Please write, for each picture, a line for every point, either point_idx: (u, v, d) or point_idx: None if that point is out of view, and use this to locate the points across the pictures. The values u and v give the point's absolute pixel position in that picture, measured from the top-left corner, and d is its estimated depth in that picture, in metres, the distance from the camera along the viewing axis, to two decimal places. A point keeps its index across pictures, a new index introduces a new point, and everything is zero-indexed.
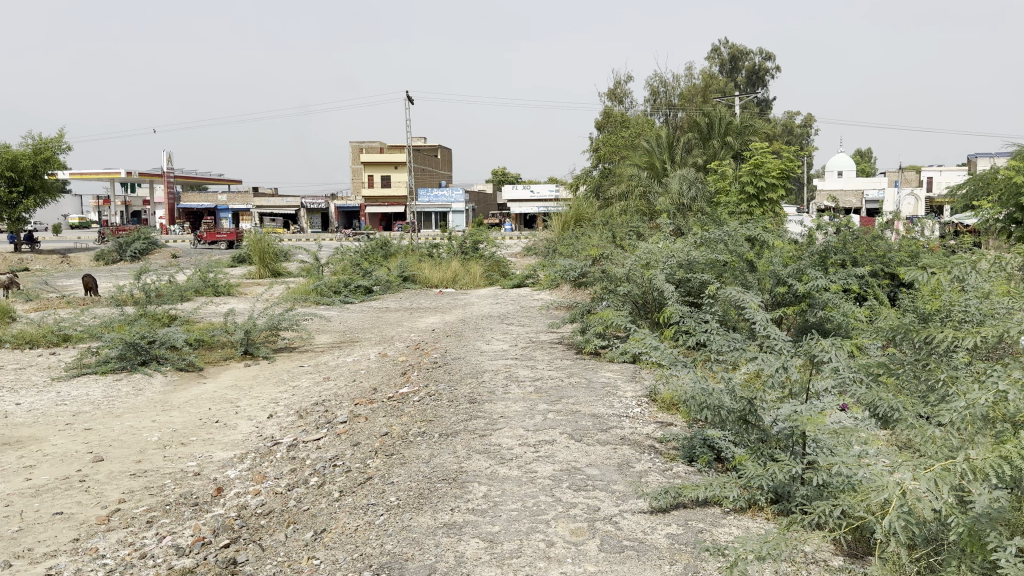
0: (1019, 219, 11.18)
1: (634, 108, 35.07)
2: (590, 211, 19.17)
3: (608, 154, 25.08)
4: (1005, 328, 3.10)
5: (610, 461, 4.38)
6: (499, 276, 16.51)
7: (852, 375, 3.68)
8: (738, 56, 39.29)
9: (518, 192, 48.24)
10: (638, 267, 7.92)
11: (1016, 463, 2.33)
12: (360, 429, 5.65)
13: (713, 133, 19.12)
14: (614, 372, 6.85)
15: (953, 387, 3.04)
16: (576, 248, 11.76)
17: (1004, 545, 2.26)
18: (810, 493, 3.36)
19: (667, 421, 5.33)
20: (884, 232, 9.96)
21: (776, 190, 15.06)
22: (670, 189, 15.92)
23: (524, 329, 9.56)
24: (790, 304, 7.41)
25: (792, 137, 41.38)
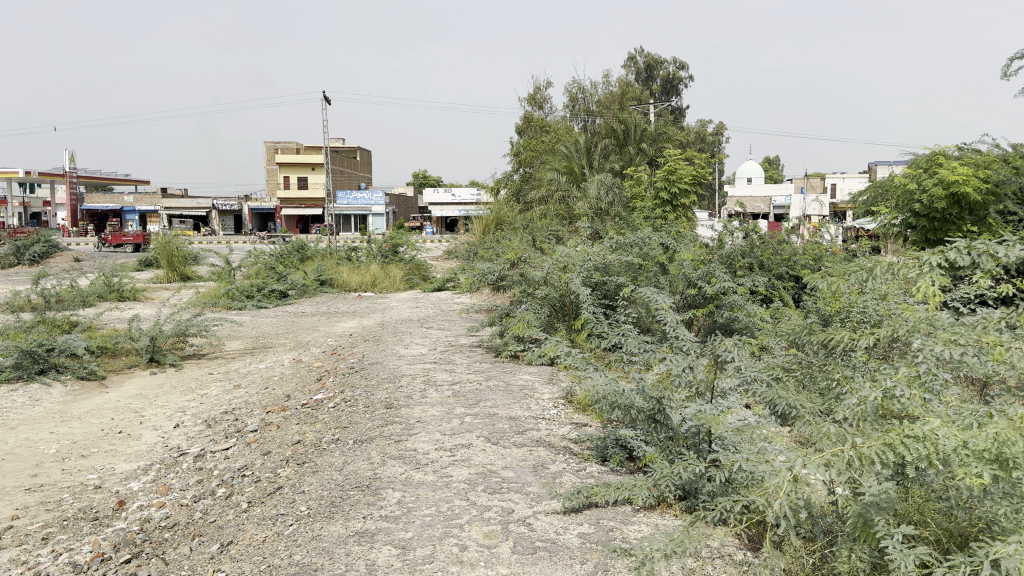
0: (913, 224, 11.76)
1: (553, 113, 35.39)
2: (510, 215, 19.25)
3: (527, 158, 25.26)
4: (896, 330, 3.26)
5: (525, 463, 4.41)
6: (418, 279, 16.45)
7: (753, 374, 3.82)
8: (653, 65, 40.19)
9: (438, 195, 48.03)
10: (556, 270, 7.95)
11: (899, 451, 2.43)
12: (271, 437, 5.52)
13: (629, 139, 19.49)
14: (532, 375, 6.90)
15: (847, 385, 3.19)
16: (496, 251, 11.78)
17: (891, 533, 2.37)
18: (714, 489, 3.46)
19: (583, 421, 5.41)
20: (790, 236, 10.30)
21: (689, 196, 15.46)
22: (589, 194, 16.17)
23: (443, 332, 9.53)
24: (700, 306, 7.64)
25: (705, 145, 42.50)
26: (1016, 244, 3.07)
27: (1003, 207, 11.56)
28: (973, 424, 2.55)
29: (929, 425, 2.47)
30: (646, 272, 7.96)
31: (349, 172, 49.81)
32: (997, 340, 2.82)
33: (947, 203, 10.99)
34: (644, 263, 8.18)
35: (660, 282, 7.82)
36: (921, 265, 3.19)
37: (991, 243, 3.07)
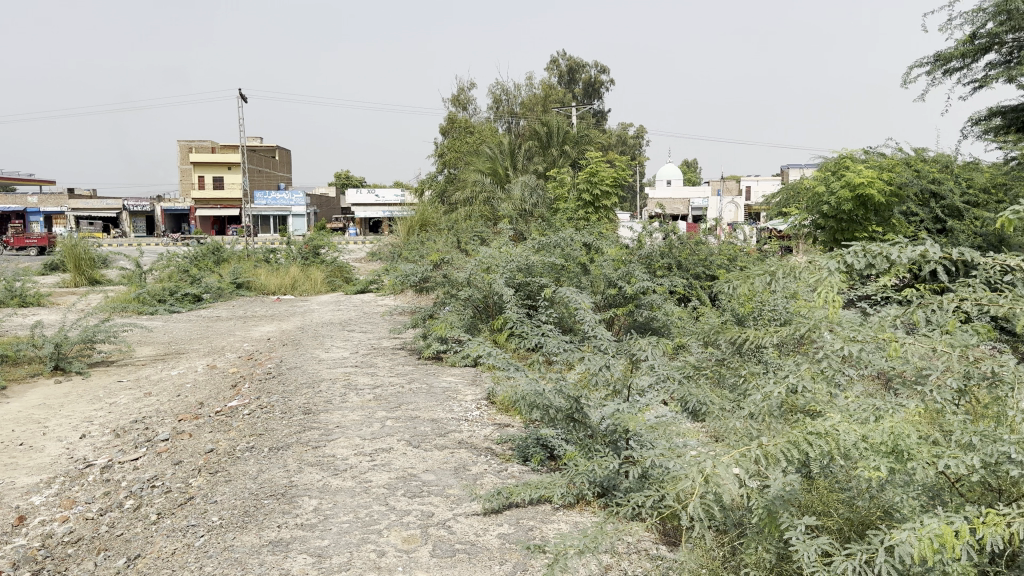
0: (822, 225, 12.23)
1: (477, 114, 35.39)
2: (434, 216, 19.18)
3: (452, 159, 25.21)
4: (802, 328, 3.38)
5: (446, 465, 4.39)
6: (340, 282, 16.22)
7: (667, 372, 3.89)
8: (575, 68, 40.60)
9: (361, 196, 47.46)
10: (478, 271, 7.93)
11: (802, 447, 2.47)
12: (183, 446, 5.35)
13: (552, 141, 19.65)
14: (455, 376, 6.88)
15: (754, 382, 3.29)
16: (420, 253, 11.70)
17: (796, 526, 2.44)
18: (631, 485, 3.54)
19: (506, 422, 5.43)
20: (707, 237, 10.55)
21: (610, 198, 15.69)
22: (512, 195, 16.27)
23: (364, 335, 9.42)
24: (620, 305, 7.78)
25: (626, 148, 43.28)
26: (909, 245, 3.22)
27: (906, 208, 12.07)
28: (871, 418, 2.66)
29: (830, 421, 2.56)
30: (568, 272, 8.04)
31: (268, 172, 48.69)
32: (893, 336, 2.93)
33: (854, 205, 11.45)
34: (566, 264, 8.25)
35: (582, 282, 7.90)
36: (823, 265, 3.30)
37: (886, 244, 3.20)
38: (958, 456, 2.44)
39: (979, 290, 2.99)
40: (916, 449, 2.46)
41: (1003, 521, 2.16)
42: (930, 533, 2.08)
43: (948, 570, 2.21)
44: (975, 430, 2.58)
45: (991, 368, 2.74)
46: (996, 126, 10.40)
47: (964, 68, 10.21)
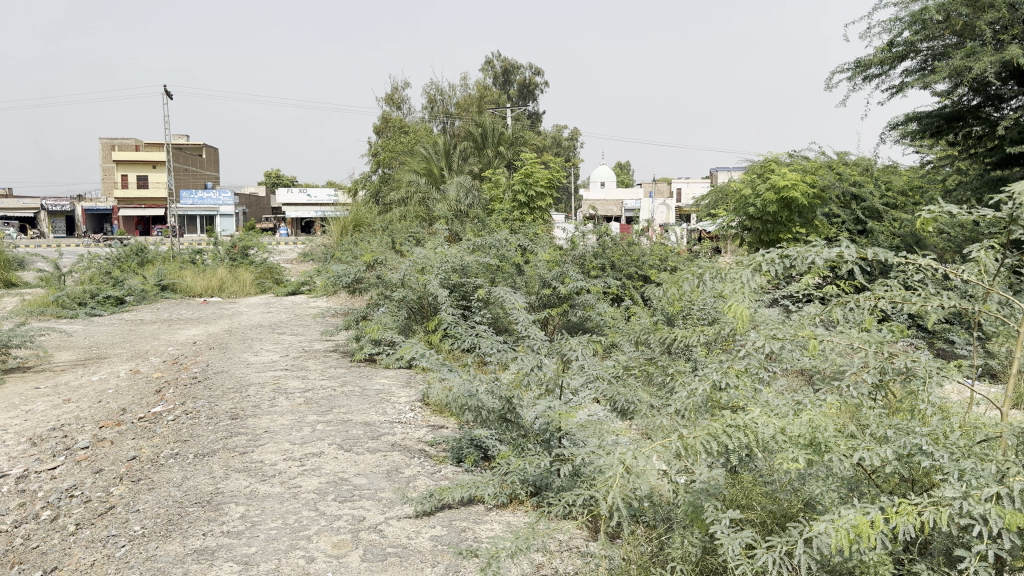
0: (749, 227, 12.61)
1: (411, 114, 35.17)
2: (368, 216, 18.97)
3: (386, 159, 25.00)
4: (725, 327, 3.48)
5: (378, 469, 4.35)
6: (270, 283, 15.92)
7: (597, 372, 3.95)
8: (510, 69, 40.70)
9: (294, 195, 46.64)
10: (413, 272, 7.83)
11: (722, 441, 2.53)
12: (104, 453, 5.16)
13: (487, 142, 19.67)
14: (389, 378, 6.81)
15: (681, 379, 3.36)
16: (353, 253, 11.57)
17: (719, 519, 2.51)
18: (562, 483, 3.57)
19: (440, 423, 5.41)
20: (640, 238, 10.70)
21: (545, 199, 15.78)
22: (447, 195, 16.23)
23: (295, 337, 9.26)
24: (554, 305, 7.85)
25: (560, 149, 43.63)
26: (826, 244, 3.33)
27: (828, 210, 12.35)
28: (791, 413, 2.74)
29: (750, 414, 2.63)
30: (503, 273, 8.06)
31: (195, 171, 47.43)
32: (812, 333, 3.03)
33: (778, 207, 11.82)
34: (501, 265, 8.27)
35: (516, 282, 7.93)
36: (743, 265, 3.38)
37: (804, 245, 3.31)
38: (873, 449, 2.53)
39: (893, 289, 3.11)
40: (834, 443, 2.54)
41: (915, 509, 2.25)
42: (847, 523, 2.15)
43: (866, 559, 2.29)
44: (890, 424, 2.68)
45: (904, 363, 2.86)
46: (912, 131, 10.81)
47: (883, 74, 10.59)
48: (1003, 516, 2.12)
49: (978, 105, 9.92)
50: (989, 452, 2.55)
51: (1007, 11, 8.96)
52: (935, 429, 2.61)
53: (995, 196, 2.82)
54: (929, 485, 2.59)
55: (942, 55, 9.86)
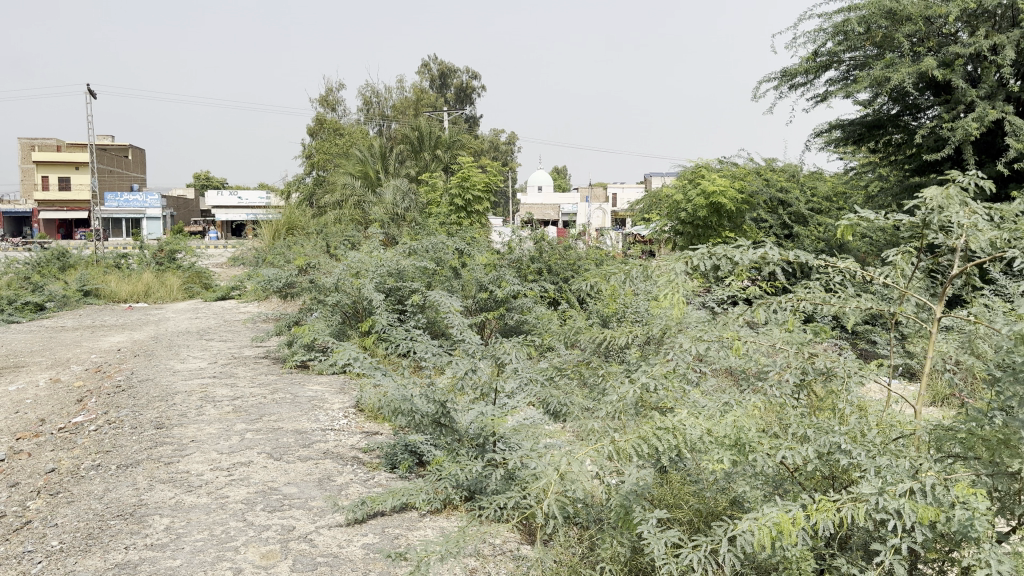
0: (681, 231, 12.88)
1: (346, 115, 34.79)
2: (302, 220, 18.67)
3: (320, 161, 24.64)
4: (654, 329, 3.54)
5: (309, 477, 4.27)
6: (199, 288, 15.52)
7: (530, 374, 3.97)
8: (447, 73, 40.57)
9: (225, 198, 45.57)
10: (347, 276, 7.67)
11: (652, 443, 2.56)
12: (20, 466, 4.94)
13: (424, 145, 19.63)
14: (322, 385, 6.70)
15: (611, 381, 3.40)
16: (286, 257, 11.37)
17: (647, 519, 2.55)
18: (496, 486, 3.57)
19: (374, 430, 5.35)
20: (576, 242, 10.78)
21: (482, 202, 15.75)
22: (383, 199, 16.09)
23: (224, 344, 9.04)
24: (491, 309, 7.85)
25: (498, 153, 43.69)
26: (751, 247, 3.40)
27: (756, 215, 12.75)
28: (717, 414, 2.79)
29: (677, 416, 2.66)
30: (439, 277, 8.03)
31: (121, 172, 45.96)
32: (737, 335, 3.11)
33: (708, 212, 12.13)
34: (437, 269, 8.24)
35: (453, 286, 7.90)
36: (671, 267, 3.43)
37: (731, 247, 3.38)
38: (795, 448, 2.60)
39: (814, 291, 3.20)
40: (757, 442, 2.60)
41: (834, 506, 2.32)
42: (769, 521, 2.20)
43: (788, 555, 2.35)
44: (810, 423, 2.75)
45: (824, 364, 2.95)
46: (836, 139, 11.16)
47: (808, 84, 10.91)
48: (916, 511, 2.20)
49: (897, 114, 10.31)
50: (903, 449, 2.65)
51: (923, 24, 9.37)
52: (853, 427, 2.69)
53: (910, 202, 2.92)
54: (848, 482, 2.66)
55: (863, 65, 10.23)
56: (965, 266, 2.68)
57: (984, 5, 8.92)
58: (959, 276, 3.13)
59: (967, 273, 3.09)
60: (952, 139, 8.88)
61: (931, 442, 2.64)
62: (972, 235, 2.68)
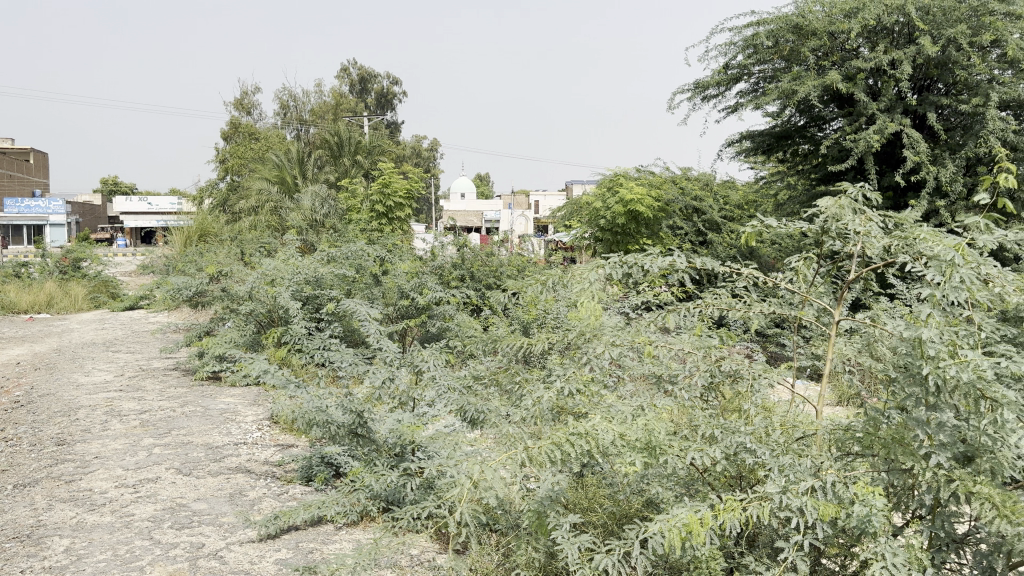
0: (601, 237, 13.09)
1: (262, 119, 34.01)
2: (216, 227, 18.14)
3: (235, 166, 23.99)
4: (569, 335, 3.57)
5: (220, 493, 4.15)
6: (106, 298, 14.89)
7: (448, 383, 3.95)
8: (367, 77, 40.08)
9: (134, 204, 43.88)
10: (261, 284, 7.43)
11: (566, 449, 2.56)
12: None
13: (343, 150, 19.37)
14: (235, 397, 6.51)
15: (527, 387, 3.42)
16: (198, 265, 10.98)
17: (561, 524, 2.58)
18: (414, 496, 3.55)
19: (289, 442, 5.23)
20: (498, 248, 10.78)
21: (403, 209, 15.58)
22: (301, 205, 15.78)
23: (132, 356, 8.69)
24: (412, 316, 7.79)
25: (421, 160, 43.45)
26: (662, 254, 3.47)
27: (673, 222, 13.04)
28: (629, 418, 2.84)
29: (590, 421, 2.67)
30: (360, 285, 7.94)
31: (20, 176, 43.74)
32: (648, 340, 3.17)
33: (626, 219, 12.40)
34: (357, 276, 8.13)
35: (373, 293, 7.81)
36: (586, 273, 3.46)
37: (642, 255, 3.45)
38: (703, 449, 2.66)
39: (722, 297, 3.30)
40: (668, 445, 2.65)
41: (741, 506, 2.39)
42: (679, 522, 2.23)
43: (698, 555, 2.41)
44: (717, 424, 2.83)
45: (732, 367, 3.04)
46: (747, 148, 11.53)
47: (720, 95, 11.24)
48: (817, 508, 2.29)
49: (804, 125, 10.71)
50: (805, 448, 2.75)
51: (827, 39, 9.77)
52: (758, 428, 2.78)
53: (811, 210, 3.03)
54: (755, 481, 2.73)
55: (772, 78, 10.60)
56: (862, 272, 2.81)
57: (883, 22, 9.37)
58: (857, 281, 3.28)
59: (864, 278, 3.25)
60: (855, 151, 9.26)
61: (831, 441, 2.75)
62: (867, 242, 2.81)
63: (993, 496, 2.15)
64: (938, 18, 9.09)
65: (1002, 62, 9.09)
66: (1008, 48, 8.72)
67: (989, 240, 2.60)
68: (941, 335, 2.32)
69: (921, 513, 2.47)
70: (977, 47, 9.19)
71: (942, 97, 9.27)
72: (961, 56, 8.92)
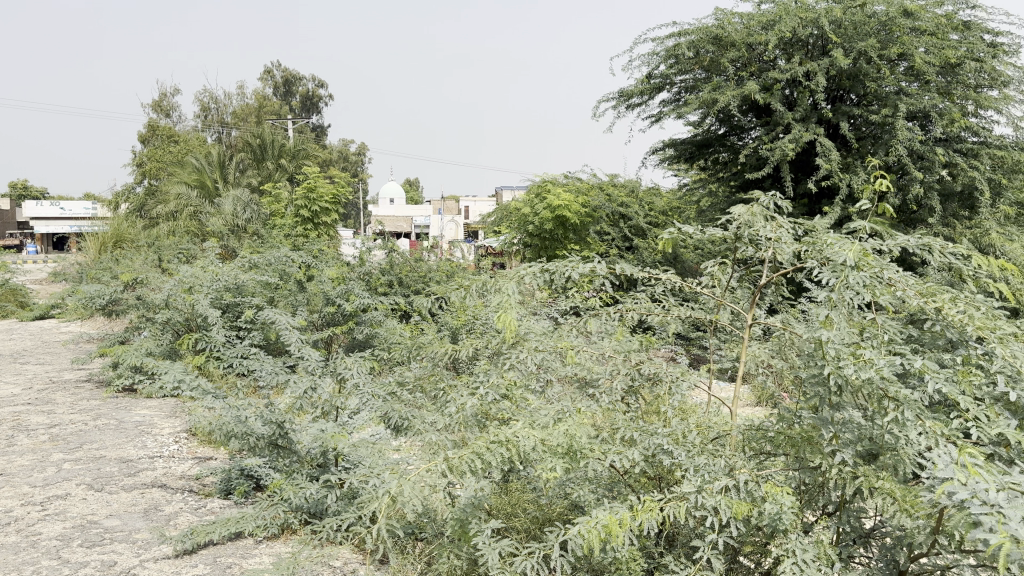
0: (529, 244, 13.17)
1: (182, 122, 33.07)
2: (132, 232, 17.55)
3: (153, 170, 23.27)
4: (492, 341, 3.58)
5: (134, 508, 4.01)
6: (14, 306, 14.22)
7: (371, 391, 3.92)
8: (291, 80, 39.36)
9: (45, 209, 42.06)
10: (179, 291, 7.21)
11: (486, 457, 2.55)
12: None
13: (266, 154, 19.02)
14: (151, 409, 6.30)
15: (450, 395, 3.41)
16: (113, 273, 10.61)
17: (483, 530, 2.59)
18: (337, 507, 3.51)
19: (208, 454, 5.09)
20: (426, 253, 10.72)
21: (330, 214, 15.35)
22: (222, 210, 15.40)
23: (41, 367, 8.32)
24: (339, 324, 7.70)
25: (348, 165, 42.88)
26: (584, 260, 3.51)
27: (600, 228, 13.23)
28: (551, 423, 2.86)
29: (512, 428, 2.68)
30: (283, 292, 7.79)
31: None
32: (569, 345, 3.20)
33: (554, 225, 12.55)
34: (280, 283, 7.97)
35: (298, 300, 7.68)
36: (508, 280, 3.47)
37: (563, 261, 3.48)
38: (623, 452, 2.71)
39: (641, 302, 3.36)
40: (589, 449, 2.68)
41: (658, 507, 2.43)
42: (598, 524, 2.26)
43: (617, 556, 2.45)
44: (636, 427, 2.88)
45: (651, 371, 3.11)
46: (670, 156, 11.78)
47: (644, 104, 11.46)
48: (731, 506, 2.36)
49: (724, 134, 11.03)
50: (719, 448, 2.82)
51: (746, 51, 10.09)
52: (675, 430, 2.85)
53: (725, 217, 3.12)
54: (672, 482, 2.80)
55: (693, 88, 10.86)
56: (773, 277, 2.91)
57: (798, 35, 9.71)
58: (770, 284, 3.39)
59: (777, 283, 3.36)
60: (771, 159, 9.57)
61: (743, 441, 2.84)
62: (778, 247, 2.90)
63: (894, 491, 2.23)
64: (849, 32, 9.46)
65: (909, 75, 9.48)
66: (914, 61, 9.11)
67: (891, 245, 2.71)
68: (845, 338, 2.42)
69: (830, 510, 2.57)
70: (885, 60, 9.60)
71: (854, 108, 9.65)
72: (871, 68, 9.34)
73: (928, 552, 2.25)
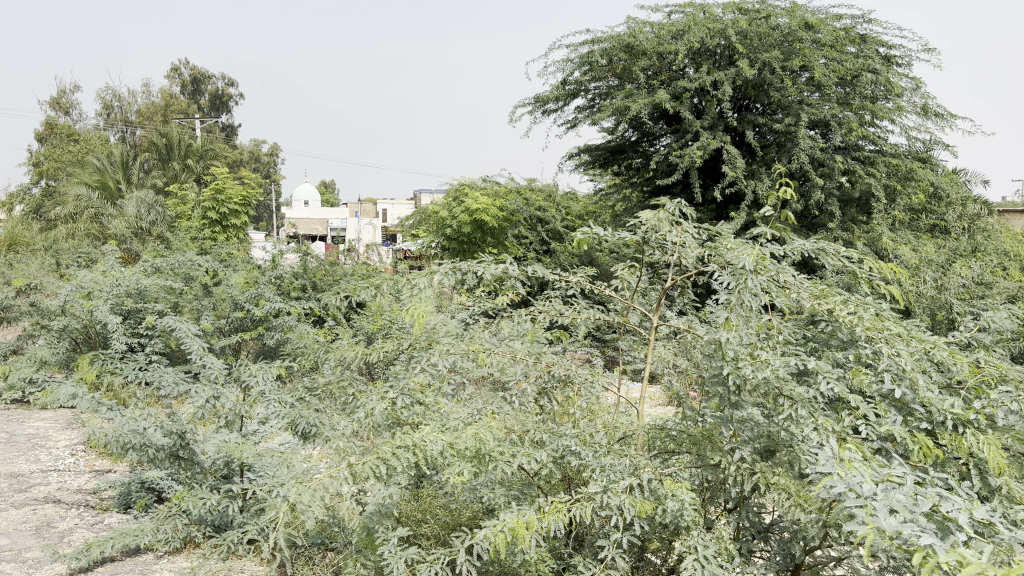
0: (446, 247, 13.14)
1: (82, 120, 31.64)
2: (27, 235, 16.68)
3: (50, 169, 22.20)
4: (402, 345, 3.54)
5: (24, 526, 3.81)
6: None
7: (278, 398, 3.83)
8: (200, 78, 38.13)
9: None
10: (76, 296, 6.88)
11: (391, 464, 2.52)
12: None
13: (172, 154, 18.38)
14: (45, 421, 6.00)
15: (359, 399, 3.37)
16: (4, 278, 10.07)
17: (389, 538, 2.56)
18: (243, 518, 3.42)
19: (106, 467, 4.88)
20: (341, 257, 10.55)
21: (239, 216, 14.93)
22: (124, 212, 14.80)
23: None
24: (249, 329, 7.51)
25: (260, 165, 41.81)
26: (496, 262, 3.52)
27: (517, 232, 13.30)
28: (460, 426, 2.85)
29: (420, 432, 2.66)
30: (188, 297, 7.53)
31: None
32: (480, 347, 3.20)
33: (471, 229, 12.55)
34: (185, 288, 7.70)
35: (204, 305, 7.45)
36: (418, 282, 3.44)
37: (474, 264, 3.48)
38: (531, 454, 2.72)
39: (551, 304, 3.39)
40: (497, 452, 2.68)
41: (564, 508, 2.45)
42: (504, 528, 2.26)
43: (526, 558, 2.46)
44: (546, 429, 2.91)
45: (561, 372, 3.14)
46: (585, 161, 11.95)
47: (559, 109, 11.58)
48: (635, 504, 2.41)
49: (636, 139, 11.26)
50: (626, 448, 2.88)
51: (656, 59, 10.32)
52: (583, 431, 2.89)
53: (632, 220, 3.17)
54: (580, 482, 2.84)
55: (606, 94, 11.02)
56: (678, 279, 2.98)
57: (707, 44, 10.00)
58: (676, 287, 3.48)
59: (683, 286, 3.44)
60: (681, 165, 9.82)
61: (650, 440, 2.89)
62: (682, 251, 2.98)
63: (789, 486, 2.30)
64: (755, 43, 9.80)
65: (811, 85, 9.87)
66: (815, 72, 9.48)
67: (788, 249, 2.81)
68: (744, 338, 2.50)
69: (731, 506, 2.65)
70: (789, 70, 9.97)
71: (759, 116, 9.99)
72: (775, 79, 9.69)
73: (821, 544, 2.34)
